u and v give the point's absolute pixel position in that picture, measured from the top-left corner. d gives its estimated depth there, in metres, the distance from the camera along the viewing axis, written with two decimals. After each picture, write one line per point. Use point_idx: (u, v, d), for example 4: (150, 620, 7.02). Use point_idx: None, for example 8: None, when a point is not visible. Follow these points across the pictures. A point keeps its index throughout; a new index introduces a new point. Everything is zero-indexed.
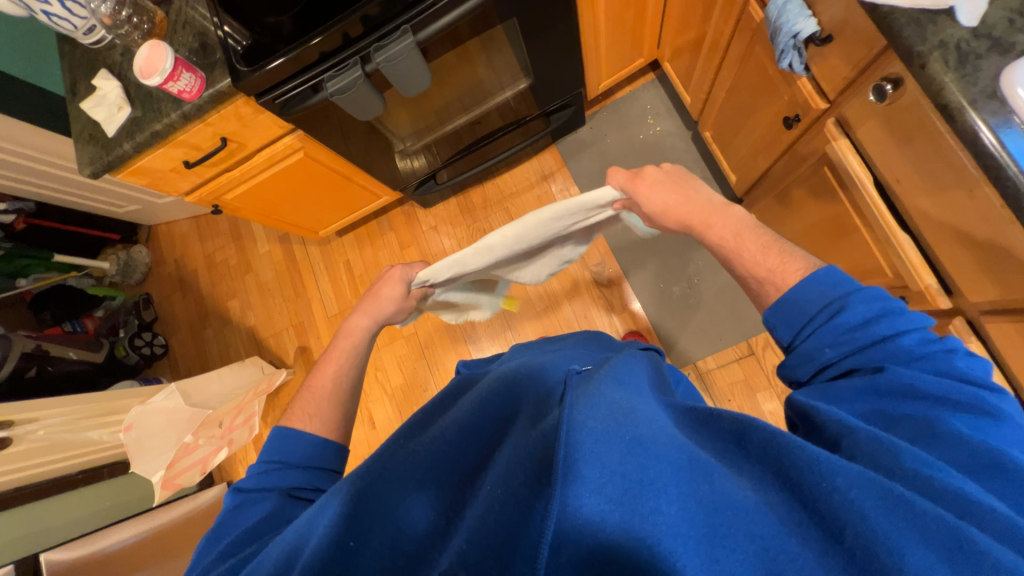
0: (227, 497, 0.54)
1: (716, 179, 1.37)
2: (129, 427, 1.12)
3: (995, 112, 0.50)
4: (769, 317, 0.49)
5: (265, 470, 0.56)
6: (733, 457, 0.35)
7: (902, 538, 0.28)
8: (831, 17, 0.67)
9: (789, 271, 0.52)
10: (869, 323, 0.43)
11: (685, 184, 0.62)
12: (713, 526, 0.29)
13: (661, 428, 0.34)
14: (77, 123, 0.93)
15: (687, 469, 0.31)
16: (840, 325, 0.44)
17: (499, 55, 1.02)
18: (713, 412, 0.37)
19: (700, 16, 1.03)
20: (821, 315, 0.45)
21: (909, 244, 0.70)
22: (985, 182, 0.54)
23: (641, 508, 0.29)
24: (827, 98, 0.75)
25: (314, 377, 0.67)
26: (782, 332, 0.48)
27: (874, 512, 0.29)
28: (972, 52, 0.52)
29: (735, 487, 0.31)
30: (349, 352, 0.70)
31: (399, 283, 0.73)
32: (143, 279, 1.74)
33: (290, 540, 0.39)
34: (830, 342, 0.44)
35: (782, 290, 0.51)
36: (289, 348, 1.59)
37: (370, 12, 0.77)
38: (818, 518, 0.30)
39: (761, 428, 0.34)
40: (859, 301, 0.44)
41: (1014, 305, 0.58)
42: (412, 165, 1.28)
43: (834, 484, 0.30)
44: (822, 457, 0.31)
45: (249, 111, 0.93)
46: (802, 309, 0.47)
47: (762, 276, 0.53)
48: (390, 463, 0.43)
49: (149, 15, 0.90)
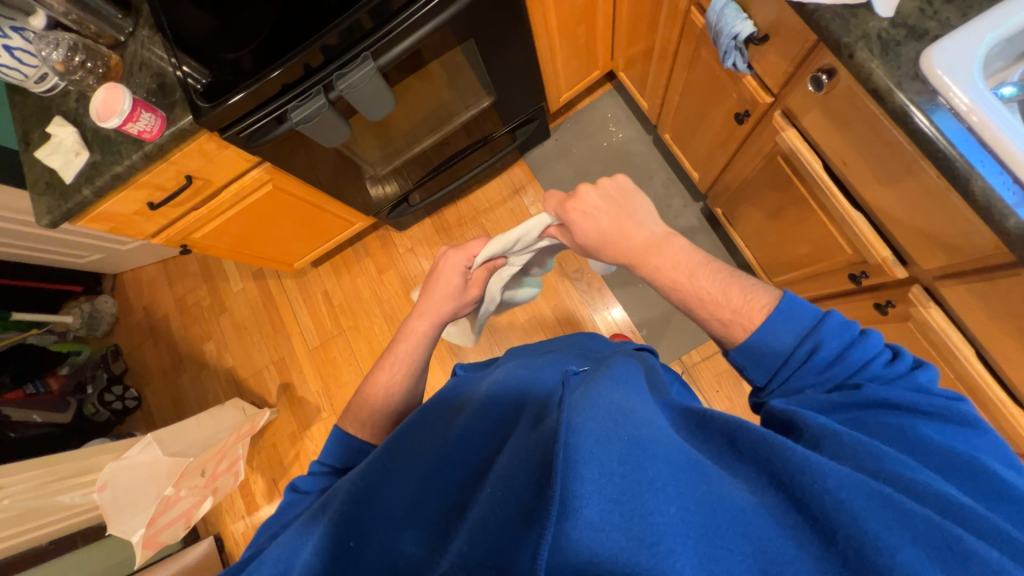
0: (284, 495, 0.54)
1: (680, 178, 1.43)
2: (103, 487, 0.99)
3: (919, 91, 0.55)
4: (737, 357, 0.52)
5: (317, 471, 0.56)
6: (728, 457, 0.36)
7: (893, 539, 0.28)
8: (765, 18, 0.72)
9: (752, 309, 0.52)
10: (845, 355, 0.45)
11: (623, 215, 0.63)
12: (710, 527, 0.29)
13: (659, 429, 0.35)
14: (32, 172, 0.91)
15: (687, 471, 0.32)
16: (818, 363, 0.46)
17: (458, 76, 1.05)
18: (709, 413, 0.38)
19: (647, 26, 1.08)
20: (797, 356, 0.47)
21: (862, 222, 0.74)
22: (921, 156, 0.58)
23: (640, 508, 0.29)
24: (771, 92, 0.80)
25: (368, 386, 0.66)
26: (755, 373, 0.51)
27: (867, 513, 0.29)
28: (892, 40, 0.57)
29: (732, 489, 0.32)
30: (375, 405, 0.63)
31: (457, 272, 0.72)
32: (110, 330, 1.67)
33: (272, 558, 0.37)
34: (811, 381, 0.47)
35: (749, 329, 0.52)
36: (270, 386, 1.55)
37: (329, 42, 0.79)
38: (812, 519, 0.30)
39: (755, 429, 0.35)
40: (830, 333, 0.46)
41: (961, 267, 0.62)
42: (383, 190, 1.29)
43: (826, 485, 0.30)
44: (814, 459, 0.32)
45: (213, 147, 0.92)
46: (777, 351, 0.49)
47: (727, 318, 0.54)
48: (393, 463, 0.43)
49: (103, 59, 0.89)
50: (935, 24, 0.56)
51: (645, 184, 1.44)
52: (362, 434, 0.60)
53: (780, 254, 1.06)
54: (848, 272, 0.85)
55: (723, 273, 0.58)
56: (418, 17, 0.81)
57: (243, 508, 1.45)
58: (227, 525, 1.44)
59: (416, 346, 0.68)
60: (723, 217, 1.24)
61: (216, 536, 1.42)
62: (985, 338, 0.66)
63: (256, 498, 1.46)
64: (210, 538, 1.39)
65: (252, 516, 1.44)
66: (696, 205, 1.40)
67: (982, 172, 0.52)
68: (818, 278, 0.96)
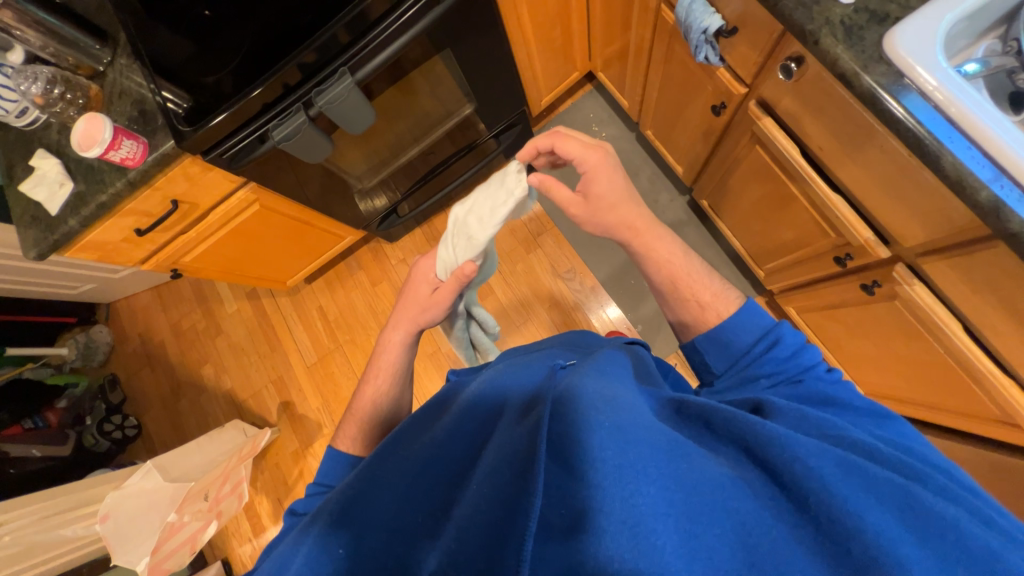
0: (283, 521, 0.54)
1: (666, 173, 1.44)
2: (105, 518, 1.00)
3: (884, 73, 0.56)
4: (700, 342, 0.56)
5: (315, 492, 0.57)
6: (707, 438, 0.36)
7: (861, 502, 0.29)
8: (733, 11, 0.73)
9: (726, 300, 0.58)
10: (799, 353, 0.50)
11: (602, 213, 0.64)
12: (692, 503, 0.29)
13: (642, 413, 0.35)
14: (17, 206, 0.91)
15: (668, 449, 0.32)
16: (779, 353, 0.50)
17: (441, 86, 1.06)
18: (686, 398, 0.38)
19: (621, 26, 1.10)
20: (758, 348, 0.52)
21: (843, 205, 0.75)
22: (890, 135, 0.59)
23: (622, 490, 0.29)
24: (745, 83, 0.82)
25: (359, 397, 0.67)
26: (715, 360, 0.55)
27: (837, 480, 0.30)
28: (855, 25, 0.58)
29: (713, 465, 0.32)
30: (368, 419, 0.64)
31: (425, 280, 0.69)
32: (107, 360, 1.67)
33: (265, 571, 0.37)
34: (770, 370, 0.50)
35: (721, 317, 0.56)
36: (270, 406, 1.54)
37: (306, 59, 0.80)
38: (786, 488, 0.31)
39: (726, 409, 0.35)
40: (787, 332, 0.52)
41: (939, 243, 0.63)
42: (373, 204, 1.30)
43: (797, 455, 0.31)
44: (783, 432, 0.32)
45: (198, 170, 0.92)
46: (740, 341, 0.53)
47: (705, 301, 0.58)
48: (382, 468, 0.43)
49: (83, 90, 0.90)
50: (896, 8, 0.57)
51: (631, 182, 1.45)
52: (357, 451, 0.61)
53: (767, 242, 1.07)
54: (834, 255, 0.86)
55: (706, 271, 0.61)
56: (392, 30, 0.82)
57: (249, 530, 1.44)
58: (234, 549, 1.43)
59: (402, 357, 0.67)
60: (710, 209, 1.25)
61: (224, 560, 1.41)
62: (969, 312, 0.66)
63: (261, 519, 1.45)
64: (218, 562, 1.38)
65: (258, 539, 1.43)
66: (683, 198, 1.42)
67: (951, 148, 0.53)
68: (806, 262, 0.97)
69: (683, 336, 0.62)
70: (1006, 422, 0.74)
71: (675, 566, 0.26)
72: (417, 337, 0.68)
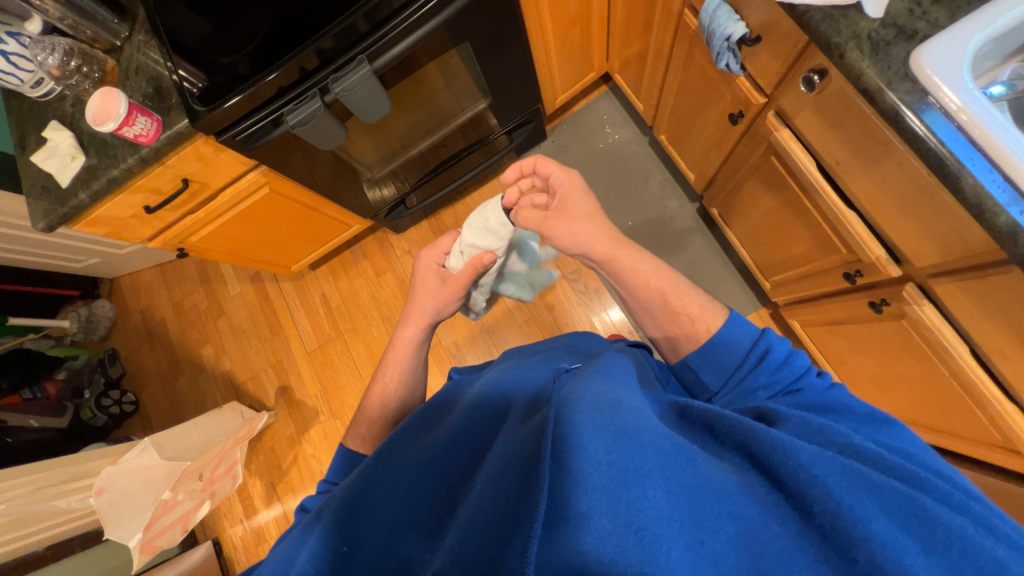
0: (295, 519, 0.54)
1: (676, 179, 1.43)
2: (100, 491, 0.97)
3: (909, 90, 0.55)
4: (695, 360, 0.55)
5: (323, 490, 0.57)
6: (711, 446, 0.36)
7: (866, 510, 0.28)
8: (758, 19, 0.72)
9: (713, 312, 0.58)
10: (791, 358, 0.51)
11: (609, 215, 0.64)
12: (696, 509, 0.29)
13: (646, 417, 0.35)
14: (28, 177, 0.91)
15: (672, 454, 0.32)
16: (771, 363, 0.51)
17: (456, 79, 1.05)
18: (690, 404, 0.38)
19: (642, 28, 1.09)
20: (752, 358, 0.52)
21: (856, 220, 0.75)
22: (912, 154, 0.58)
23: (626, 494, 0.29)
24: (764, 93, 0.81)
25: (369, 396, 0.67)
26: (710, 376, 0.54)
27: (841, 487, 0.29)
28: (882, 40, 0.57)
29: (717, 471, 0.32)
30: (377, 414, 0.64)
31: (432, 271, 0.70)
32: (107, 335, 1.67)
33: (267, 567, 0.37)
34: (765, 381, 0.50)
35: (710, 333, 0.56)
36: (268, 389, 1.54)
37: (325, 45, 0.79)
38: (789, 495, 0.31)
39: (729, 415, 0.35)
40: (776, 341, 0.52)
41: (953, 265, 0.63)
42: (381, 193, 1.30)
43: (800, 461, 0.31)
44: (785, 437, 0.32)
45: (210, 150, 0.92)
46: (733, 351, 0.53)
47: (695, 313, 0.58)
48: (386, 466, 0.43)
49: (99, 64, 0.89)
50: (925, 25, 0.57)
51: (641, 186, 1.45)
52: (365, 449, 0.61)
53: (776, 254, 1.06)
54: (843, 271, 0.85)
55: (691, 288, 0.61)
56: (412, 21, 0.82)
57: (241, 512, 1.45)
58: (225, 529, 1.44)
59: (413, 356, 0.67)
60: (720, 217, 1.24)
61: (215, 540, 1.42)
62: (978, 335, 0.66)
63: (254, 502, 1.45)
64: (209, 542, 1.38)
65: (250, 521, 1.44)
66: (692, 205, 1.41)
67: (972, 170, 0.52)
68: (814, 277, 0.96)
69: (671, 356, 0.60)
70: (1005, 448, 0.74)
71: (679, 571, 0.26)
72: (428, 334, 0.68)
